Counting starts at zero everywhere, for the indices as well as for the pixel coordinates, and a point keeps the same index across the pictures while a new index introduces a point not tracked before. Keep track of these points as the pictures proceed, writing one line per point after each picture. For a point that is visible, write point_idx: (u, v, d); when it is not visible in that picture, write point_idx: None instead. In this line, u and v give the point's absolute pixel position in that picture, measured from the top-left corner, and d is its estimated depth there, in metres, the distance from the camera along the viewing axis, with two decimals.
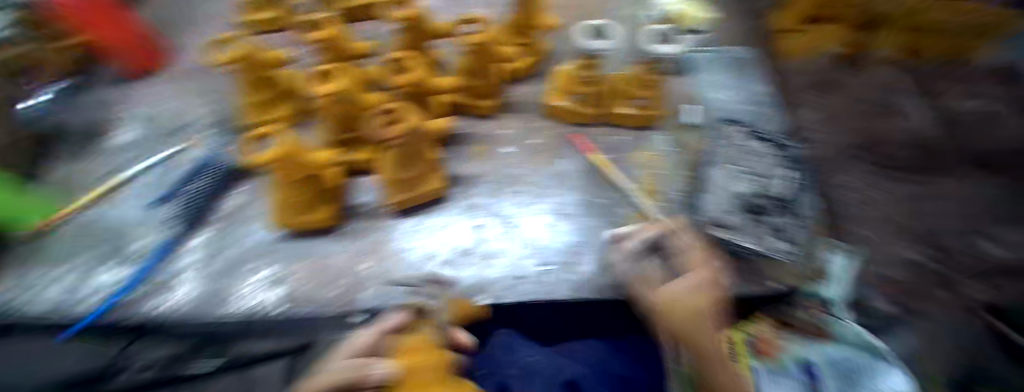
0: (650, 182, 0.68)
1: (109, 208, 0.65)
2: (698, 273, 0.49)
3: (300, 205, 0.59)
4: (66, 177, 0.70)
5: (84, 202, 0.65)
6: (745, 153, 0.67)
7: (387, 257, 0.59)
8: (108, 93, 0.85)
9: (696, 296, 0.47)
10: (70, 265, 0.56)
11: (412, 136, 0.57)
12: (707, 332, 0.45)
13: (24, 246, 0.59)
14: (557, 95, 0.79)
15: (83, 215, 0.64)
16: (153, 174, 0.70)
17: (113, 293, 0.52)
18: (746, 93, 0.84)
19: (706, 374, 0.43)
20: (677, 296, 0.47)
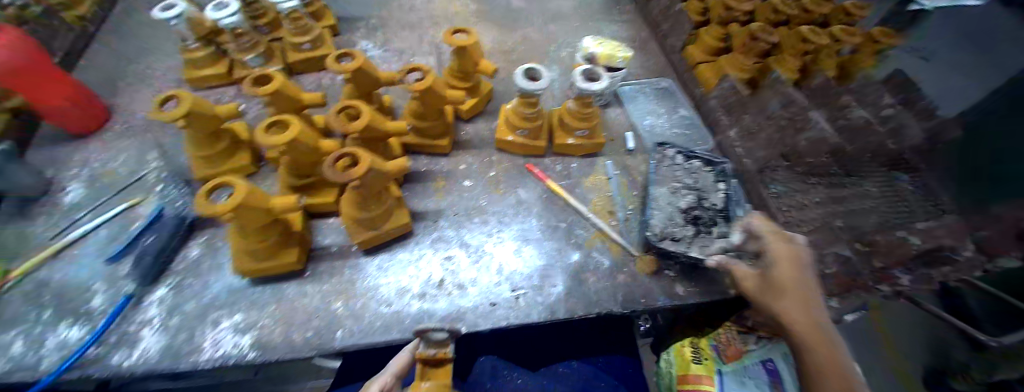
0: (603, 204, 0.73)
1: (55, 273, 0.64)
2: (779, 244, 0.54)
3: (263, 254, 0.60)
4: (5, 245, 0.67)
5: (28, 266, 0.64)
6: (681, 163, 0.74)
7: (360, 297, 0.62)
8: (43, 155, 0.79)
9: (791, 271, 0.51)
10: (24, 326, 0.59)
11: (370, 177, 0.57)
12: (806, 308, 0.50)
13: None
14: (505, 131, 0.79)
15: (29, 280, 0.63)
16: (99, 233, 0.69)
17: (69, 355, 0.55)
18: (677, 119, 0.91)
19: (812, 347, 0.49)
20: (773, 277, 0.52)
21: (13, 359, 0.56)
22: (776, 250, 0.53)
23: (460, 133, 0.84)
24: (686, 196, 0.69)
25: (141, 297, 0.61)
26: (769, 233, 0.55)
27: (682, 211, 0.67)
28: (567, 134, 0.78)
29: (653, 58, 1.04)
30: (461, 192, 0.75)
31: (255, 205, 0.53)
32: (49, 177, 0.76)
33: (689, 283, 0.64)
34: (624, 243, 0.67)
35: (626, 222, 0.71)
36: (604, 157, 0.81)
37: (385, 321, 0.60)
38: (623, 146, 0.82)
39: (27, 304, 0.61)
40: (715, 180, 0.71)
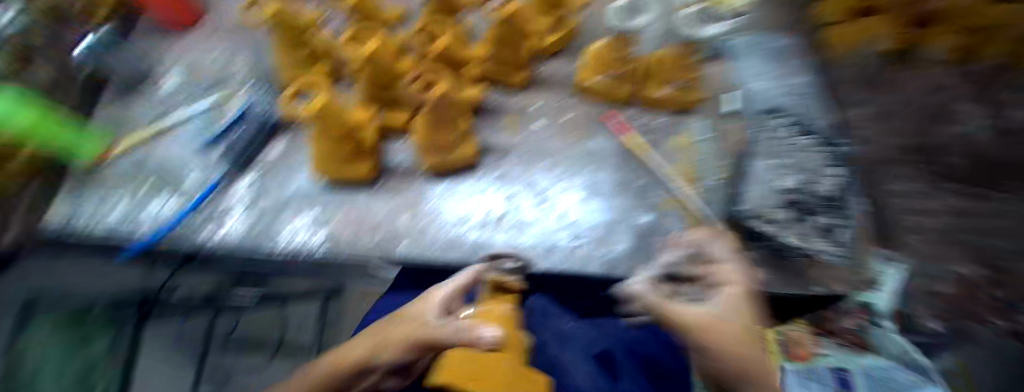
0: (687, 167, 0.68)
1: (153, 150, 0.71)
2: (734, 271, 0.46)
3: (342, 159, 0.62)
4: (110, 117, 0.76)
5: (128, 144, 0.71)
6: (783, 139, 0.66)
7: (426, 216, 0.64)
8: (150, 45, 0.87)
9: (746, 315, 0.36)
10: (126, 192, 0.65)
11: (448, 99, 0.57)
12: (741, 347, 0.33)
13: (79, 178, 0.66)
14: (589, 72, 0.73)
15: (130, 153, 0.71)
16: (192, 122, 0.74)
17: (168, 223, 0.61)
18: (791, 84, 0.81)
19: None
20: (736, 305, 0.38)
21: (111, 222, 0.61)
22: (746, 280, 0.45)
23: (537, 71, 0.79)
24: (787, 177, 0.61)
25: (230, 183, 0.67)
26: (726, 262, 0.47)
27: (778, 192, 0.60)
28: (658, 86, 0.72)
29: (775, 9, 0.88)
30: (532, 132, 0.72)
31: (339, 107, 0.54)
32: (152, 67, 0.83)
33: (775, 273, 0.55)
34: (706, 214, 0.61)
35: (710, 192, 0.65)
36: (697, 117, 0.73)
37: (443, 244, 0.61)
38: (720, 109, 0.74)
39: (127, 176, 0.67)
40: (826, 165, 0.63)
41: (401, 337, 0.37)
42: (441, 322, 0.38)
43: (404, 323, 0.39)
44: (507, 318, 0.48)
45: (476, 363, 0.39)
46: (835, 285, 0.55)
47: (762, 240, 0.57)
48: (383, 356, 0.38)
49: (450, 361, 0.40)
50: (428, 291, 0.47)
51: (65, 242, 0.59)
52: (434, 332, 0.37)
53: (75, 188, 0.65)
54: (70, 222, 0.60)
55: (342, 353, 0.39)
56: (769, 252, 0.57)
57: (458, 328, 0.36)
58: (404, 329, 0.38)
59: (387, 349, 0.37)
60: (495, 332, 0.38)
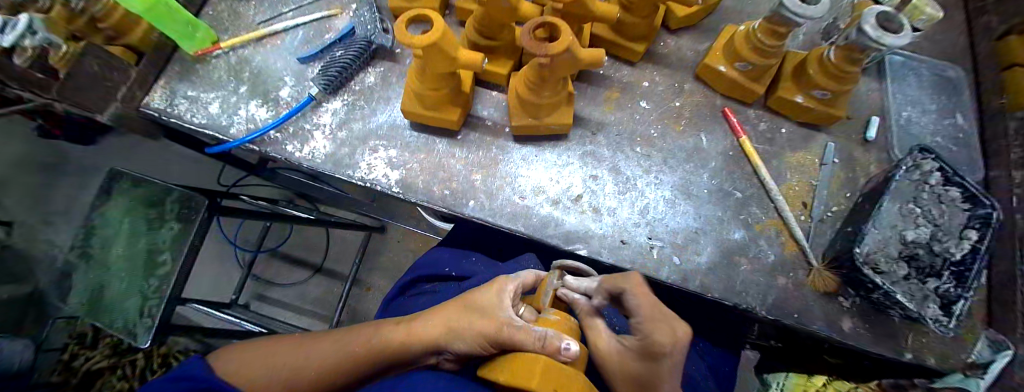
0: (798, 191, 0.62)
1: (255, 56, 0.72)
2: (664, 334, 0.38)
3: (432, 102, 0.59)
4: (218, 16, 0.76)
5: (233, 42, 0.73)
6: (930, 186, 0.58)
7: (499, 178, 0.61)
8: None
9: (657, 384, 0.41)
10: (220, 91, 0.70)
11: (560, 59, 0.49)
12: None
13: (188, 69, 0.71)
14: (718, 57, 0.63)
15: (232, 53, 0.73)
16: (295, 34, 0.74)
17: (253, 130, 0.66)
18: (944, 122, 0.70)
19: None
20: (636, 363, 0.42)
21: (210, 117, 0.68)
22: (664, 344, 0.38)
23: (657, 44, 0.69)
24: (918, 227, 0.57)
25: (320, 102, 0.66)
26: (644, 318, 0.39)
27: (904, 243, 0.56)
28: (797, 90, 0.62)
29: (947, 35, 0.76)
30: (633, 113, 0.65)
31: (444, 49, 0.49)
32: None
33: (858, 320, 0.57)
34: (806, 247, 0.58)
35: (819, 224, 0.60)
36: (827, 136, 0.65)
37: (514, 212, 0.59)
38: (858, 133, 0.66)
39: (231, 75, 0.71)
40: (963, 226, 0.56)
41: (479, 330, 0.43)
42: (521, 323, 0.40)
43: (485, 317, 0.44)
44: (572, 333, 0.42)
45: (562, 372, 0.35)
46: (910, 346, 0.57)
47: (866, 290, 0.53)
48: (457, 342, 0.45)
49: (529, 362, 0.35)
50: (497, 283, 0.47)
51: (179, 125, 0.69)
52: (514, 333, 0.39)
53: (184, 76, 0.71)
54: (169, 108, 0.69)
55: (421, 331, 0.46)
56: (862, 302, 0.57)
57: (538, 333, 0.38)
58: (483, 324, 0.43)
59: (465, 336, 0.44)
60: (567, 342, 0.37)
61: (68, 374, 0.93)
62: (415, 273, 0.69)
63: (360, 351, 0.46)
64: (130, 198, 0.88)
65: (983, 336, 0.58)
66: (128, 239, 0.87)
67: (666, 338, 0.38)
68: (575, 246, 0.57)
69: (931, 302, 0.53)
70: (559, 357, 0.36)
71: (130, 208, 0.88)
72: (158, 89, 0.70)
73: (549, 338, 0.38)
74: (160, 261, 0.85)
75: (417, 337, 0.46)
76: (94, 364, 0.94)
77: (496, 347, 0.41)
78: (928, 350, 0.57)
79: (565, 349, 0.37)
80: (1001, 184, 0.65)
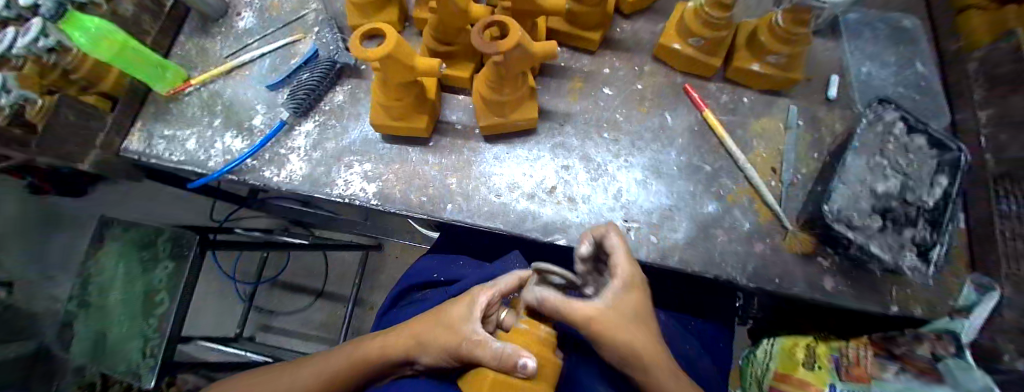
0: (767, 158, 0.63)
1: (224, 89, 0.74)
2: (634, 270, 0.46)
3: (399, 113, 0.60)
4: (185, 54, 0.77)
5: (202, 78, 0.74)
6: (896, 136, 0.59)
7: (474, 179, 0.62)
8: None
9: (633, 306, 0.46)
10: (194, 127, 0.71)
11: (512, 55, 0.50)
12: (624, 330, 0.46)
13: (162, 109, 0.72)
14: (672, 35, 0.65)
15: (202, 88, 0.74)
16: (262, 62, 0.75)
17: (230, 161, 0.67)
18: (905, 74, 0.71)
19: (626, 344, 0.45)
20: (616, 310, 0.45)
21: (188, 153, 0.69)
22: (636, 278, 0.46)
23: (613, 31, 0.71)
24: (887, 179, 0.57)
25: (292, 126, 0.67)
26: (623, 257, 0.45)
27: (875, 196, 0.56)
28: (753, 59, 0.63)
29: None
30: (597, 100, 0.66)
31: (401, 59, 0.50)
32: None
33: (840, 278, 0.58)
34: (779, 212, 0.59)
35: (791, 188, 0.61)
36: (789, 101, 0.67)
37: (491, 210, 0.61)
38: (819, 95, 0.67)
39: (204, 110, 0.72)
40: (932, 171, 0.56)
41: (442, 345, 0.45)
42: (481, 338, 0.42)
43: (450, 332, 0.45)
44: (543, 344, 0.42)
45: (508, 385, 0.38)
46: (896, 298, 0.58)
47: (844, 246, 0.55)
48: (425, 355, 0.47)
49: (484, 378, 0.39)
50: (467, 297, 0.47)
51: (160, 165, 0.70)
52: (473, 349, 0.42)
53: (159, 115, 0.73)
54: (147, 150, 0.70)
55: (392, 348, 0.48)
56: (841, 260, 0.58)
57: (496, 349, 0.40)
58: (446, 339, 0.45)
59: (432, 349, 0.47)
60: (524, 360, 0.38)
61: None
62: (405, 282, 0.70)
63: (340, 370, 0.48)
64: (122, 242, 0.89)
65: (967, 280, 0.59)
66: (124, 284, 0.88)
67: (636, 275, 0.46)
68: (554, 237, 0.58)
69: (908, 251, 0.54)
70: (514, 373, 0.38)
71: (124, 254, 0.89)
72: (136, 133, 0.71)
73: (507, 355, 0.39)
74: (157, 300, 0.86)
75: (390, 352, 0.48)
76: None
77: (460, 360, 0.44)
78: (915, 300, 0.58)
79: (522, 366, 0.38)
80: (969, 128, 0.67)
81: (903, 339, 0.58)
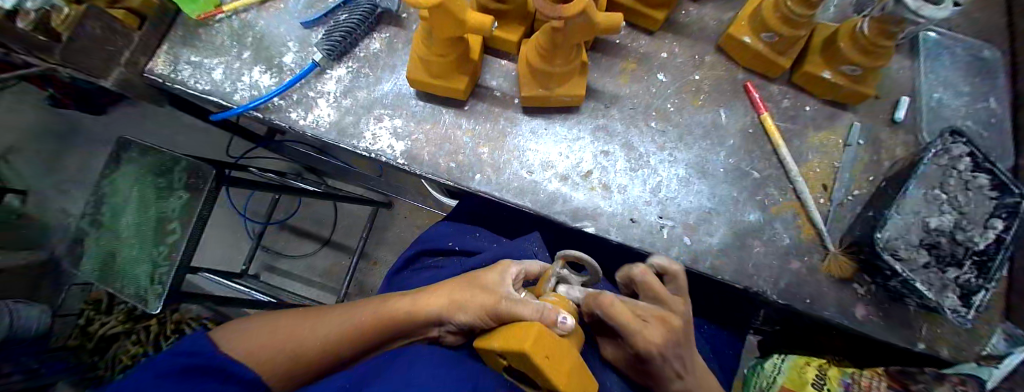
0: (819, 173, 0.59)
1: (257, 20, 0.70)
2: (644, 338, 0.43)
3: (440, 70, 0.57)
4: None
5: (236, 5, 0.70)
6: (958, 171, 0.55)
7: (507, 152, 0.59)
8: None
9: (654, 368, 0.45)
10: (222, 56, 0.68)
11: (573, 24, 0.46)
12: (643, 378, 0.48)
13: (191, 33, 0.69)
14: (743, 28, 0.60)
15: (235, 16, 0.70)
16: None
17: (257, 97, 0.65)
18: (981, 104, 0.66)
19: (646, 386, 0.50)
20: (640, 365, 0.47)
21: (213, 83, 0.67)
22: (648, 345, 0.43)
23: (678, 13, 0.66)
24: (942, 215, 0.54)
25: (324, 69, 0.64)
26: (627, 328, 0.43)
27: (926, 231, 0.53)
28: (825, 66, 0.59)
29: (992, 10, 0.71)
30: (650, 86, 0.62)
31: (451, 11, 0.47)
32: None
33: (873, 308, 0.55)
34: (824, 231, 0.56)
35: (839, 208, 0.58)
36: (853, 115, 0.62)
37: (521, 187, 0.58)
38: (886, 114, 0.63)
39: (233, 40, 0.69)
40: (987, 214, 0.53)
41: (480, 304, 0.41)
42: (519, 297, 0.40)
43: (483, 291, 0.43)
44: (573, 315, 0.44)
45: (551, 341, 0.33)
46: (926, 338, 0.55)
47: (883, 277, 0.52)
48: (459, 314, 0.43)
49: (521, 331, 0.34)
50: (501, 265, 0.47)
51: (183, 92, 0.68)
52: (510, 305, 0.39)
53: (187, 40, 0.69)
54: (173, 74, 0.67)
55: (424, 301, 0.45)
56: (877, 288, 0.55)
57: (536, 305, 0.38)
58: (484, 298, 0.42)
59: (467, 308, 0.42)
60: (564, 316, 0.38)
61: (86, 338, 1.05)
62: (418, 248, 0.68)
63: (364, 320, 0.45)
64: (138, 165, 0.89)
65: (999, 329, 0.56)
66: (136, 206, 0.88)
67: (647, 342, 0.43)
68: (582, 224, 0.56)
69: (951, 291, 0.51)
70: (554, 329, 0.37)
71: (139, 179, 0.88)
72: (163, 55, 0.68)
73: (547, 311, 0.38)
74: (169, 228, 0.85)
75: (421, 307, 0.45)
76: (109, 330, 1.05)
77: (495, 320, 0.40)
78: (942, 340, 0.55)
79: (562, 323, 0.37)
80: None
81: (923, 376, 0.54)
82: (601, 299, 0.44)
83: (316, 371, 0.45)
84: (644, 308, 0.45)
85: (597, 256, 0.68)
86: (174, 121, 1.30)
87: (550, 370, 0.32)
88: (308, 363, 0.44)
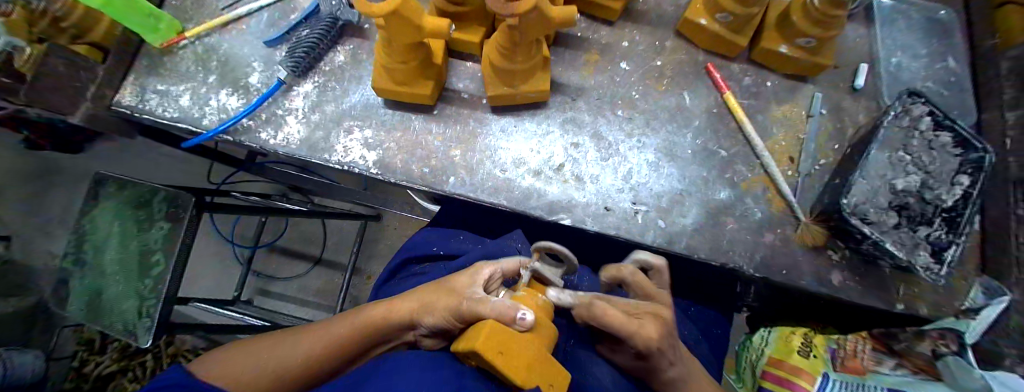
0: (785, 147, 0.61)
1: (220, 43, 0.70)
2: (643, 336, 0.41)
3: (404, 77, 0.57)
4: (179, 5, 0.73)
5: (199, 30, 0.70)
6: (921, 132, 0.56)
7: (479, 152, 0.60)
8: None
9: (658, 364, 0.44)
10: (188, 82, 0.68)
11: (526, 20, 0.47)
12: (646, 375, 0.48)
13: (155, 62, 0.69)
14: (699, 10, 0.61)
15: (198, 41, 0.70)
16: (261, 16, 0.71)
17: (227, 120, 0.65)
18: (935, 65, 0.68)
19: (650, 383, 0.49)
20: (642, 362, 0.46)
21: (182, 110, 0.66)
22: (647, 342, 0.42)
23: (636, 2, 0.67)
24: (908, 175, 0.55)
25: (290, 86, 0.64)
26: (623, 330, 0.42)
27: (893, 192, 0.54)
28: (781, 40, 0.60)
29: None
30: (614, 76, 0.63)
31: (406, 17, 0.47)
32: None
33: (849, 273, 0.56)
34: (794, 202, 0.57)
35: (807, 179, 0.59)
36: (814, 86, 0.64)
37: (495, 185, 0.58)
38: (845, 82, 0.64)
39: (198, 65, 0.69)
40: (953, 171, 0.54)
41: (446, 306, 0.42)
42: (480, 296, 0.40)
43: (450, 294, 0.43)
44: (542, 310, 0.41)
45: (504, 339, 0.33)
46: (906, 299, 0.56)
47: (856, 241, 0.53)
48: (428, 316, 0.43)
49: (475, 332, 0.34)
50: (474, 266, 0.46)
51: (151, 121, 0.67)
52: (473, 306, 0.39)
53: (152, 69, 0.69)
54: (139, 105, 0.67)
55: (396, 307, 0.46)
56: (852, 253, 0.56)
57: (494, 304, 0.37)
58: (449, 300, 0.42)
59: (434, 310, 0.43)
60: (522, 312, 0.36)
61: (80, 379, 1.05)
62: (401, 256, 0.68)
63: (336, 334, 0.45)
64: (116, 199, 0.88)
65: (975, 283, 0.58)
66: (116, 241, 0.87)
67: (648, 340, 0.42)
68: (558, 217, 0.56)
69: (922, 250, 0.52)
70: (512, 326, 0.35)
71: (117, 213, 0.87)
72: (129, 86, 0.68)
73: (506, 308, 0.37)
74: (152, 261, 0.84)
75: (394, 313, 0.45)
76: (105, 369, 1.05)
77: (461, 321, 0.40)
78: (921, 299, 0.56)
79: (520, 319, 0.36)
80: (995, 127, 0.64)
81: (903, 335, 0.55)
82: (594, 307, 0.43)
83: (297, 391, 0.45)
84: (640, 306, 0.45)
85: (580, 249, 0.69)
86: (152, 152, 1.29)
87: (505, 367, 0.32)
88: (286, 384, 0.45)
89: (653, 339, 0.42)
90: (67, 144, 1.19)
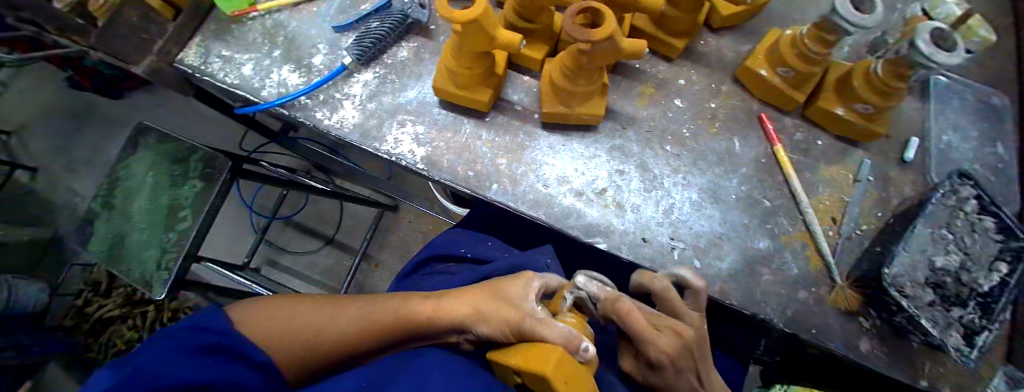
0: (829, 206, 0.61)
1: (290, 21, 0.72)
2: (658, 348, 0.44)
3: (466, 82, 0.58)
4: None
5: (271, 5, 0.72)
6: (966, 213, 0.55)
7: (524, 164, 0.61)
8: None
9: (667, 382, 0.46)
10: (253, 53, 0.70)
11: (599, 48, 0.48)
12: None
13: (225, 27, 0.71)
14: (760, 60, 0.62)
15: (269, 16, 0.72)
16: (334, 1, 0.73)
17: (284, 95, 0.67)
18: (987, 148, 0.67)
19: None
20: (651, 377, 0.47)
21: (243, 78, 0.68)
22: (660, 355, 0.44)
23: (697, 42, 0.68)
24: (948, 254, 0.55)
25: (352, 73, 0.66)
26: (642, 336, 0.45)
27: (932, 269, 0.54)
28: (839, 103, 0.60)
29: (998, 60, 0.74)
30: (667, 110, 0.64)
31: (484, 28, 0.49)
32: None
33: (876, 342, 0.56)
34: (831, 263, 0.57)
35: (847, 242, 0.59)
36: (864, 152, 0.64)
37: (537, 199, 0.59)
38: (895, 153, 0.64)
39: (265, 38, 0.71)
40: (993, 256, 0.54)
41: (503, 318, 0.43)
42: (542, 317, 0.42)
43: (508, 306, 0.44)
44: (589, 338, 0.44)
45: (570, 371, 0.34)
46: (929, 377, 0.55)
47: (891, 312, 0.52)
48: (482, 325, 0.45)
49: (540, 353, 0.35)
50: (524, 277, 0.48)
51: (212, 84, 0.69)
52: (534, 326, 0.41)
53: (219, 34, 0.71)
54: (203, 67, 0.69)
55: (447, 309, 0.46)
56: (883, 324, 0.56)
57: (559, 329, 0.40)
58: (508, 312, 0.43)
59: (490, 320, 0.44)
60: (585, 344, 0.39)
61: (80, 319, 1.06)
62: (427, 252, 0.69)
63: (383, 316, 0.46)
64: (156, 152, 0.90)
65: (1000, 371, 0.56)
66: (149, 192, 0.89)
67: (661, 352, 0.44)
68: (594, 240, 0.57)
69: (954, 330, 0.52)
70: (575, 356, 0.38)
71: (154, 164, 0.90)
72: (194, 48, 0.70)
73: (571, 336, 0.39)
74: (180, 216, 0.86)
75: (443, 313, 0.46)
76: (106, 313, 1.07)
77: (517, 337, 0.42)
78: (944, 379, 0.55)
79: (582, 350, 0.39)
80: None
81: None
82: (617, 305, 0.46)
83: (324, 362, 0.46)
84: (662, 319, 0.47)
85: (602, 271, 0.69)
86: (192, 111, 1.33)
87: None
88: (321, 355, 0.45)
89: (670, 351, 0.44)
90: (106, 87, 1.25)
